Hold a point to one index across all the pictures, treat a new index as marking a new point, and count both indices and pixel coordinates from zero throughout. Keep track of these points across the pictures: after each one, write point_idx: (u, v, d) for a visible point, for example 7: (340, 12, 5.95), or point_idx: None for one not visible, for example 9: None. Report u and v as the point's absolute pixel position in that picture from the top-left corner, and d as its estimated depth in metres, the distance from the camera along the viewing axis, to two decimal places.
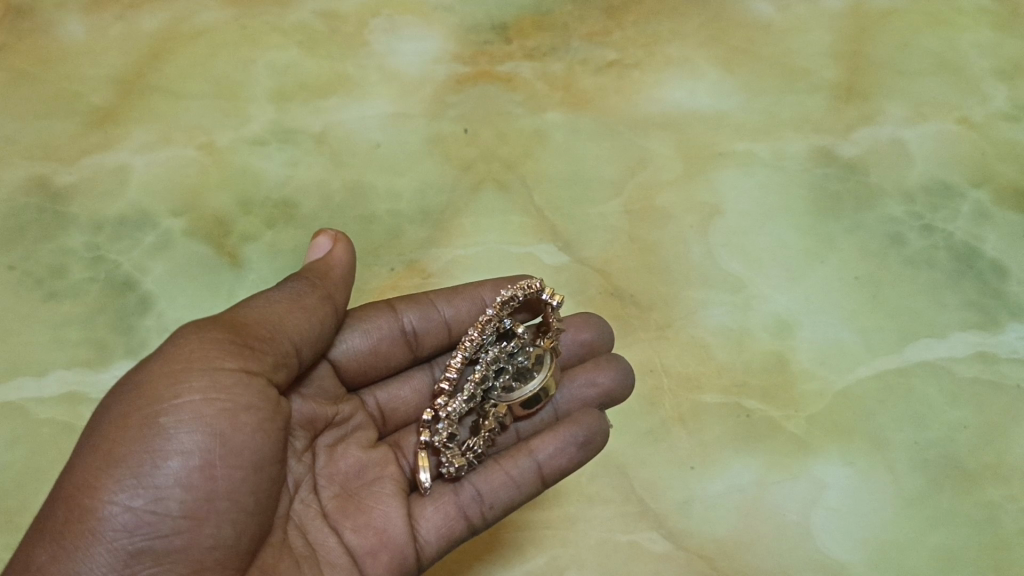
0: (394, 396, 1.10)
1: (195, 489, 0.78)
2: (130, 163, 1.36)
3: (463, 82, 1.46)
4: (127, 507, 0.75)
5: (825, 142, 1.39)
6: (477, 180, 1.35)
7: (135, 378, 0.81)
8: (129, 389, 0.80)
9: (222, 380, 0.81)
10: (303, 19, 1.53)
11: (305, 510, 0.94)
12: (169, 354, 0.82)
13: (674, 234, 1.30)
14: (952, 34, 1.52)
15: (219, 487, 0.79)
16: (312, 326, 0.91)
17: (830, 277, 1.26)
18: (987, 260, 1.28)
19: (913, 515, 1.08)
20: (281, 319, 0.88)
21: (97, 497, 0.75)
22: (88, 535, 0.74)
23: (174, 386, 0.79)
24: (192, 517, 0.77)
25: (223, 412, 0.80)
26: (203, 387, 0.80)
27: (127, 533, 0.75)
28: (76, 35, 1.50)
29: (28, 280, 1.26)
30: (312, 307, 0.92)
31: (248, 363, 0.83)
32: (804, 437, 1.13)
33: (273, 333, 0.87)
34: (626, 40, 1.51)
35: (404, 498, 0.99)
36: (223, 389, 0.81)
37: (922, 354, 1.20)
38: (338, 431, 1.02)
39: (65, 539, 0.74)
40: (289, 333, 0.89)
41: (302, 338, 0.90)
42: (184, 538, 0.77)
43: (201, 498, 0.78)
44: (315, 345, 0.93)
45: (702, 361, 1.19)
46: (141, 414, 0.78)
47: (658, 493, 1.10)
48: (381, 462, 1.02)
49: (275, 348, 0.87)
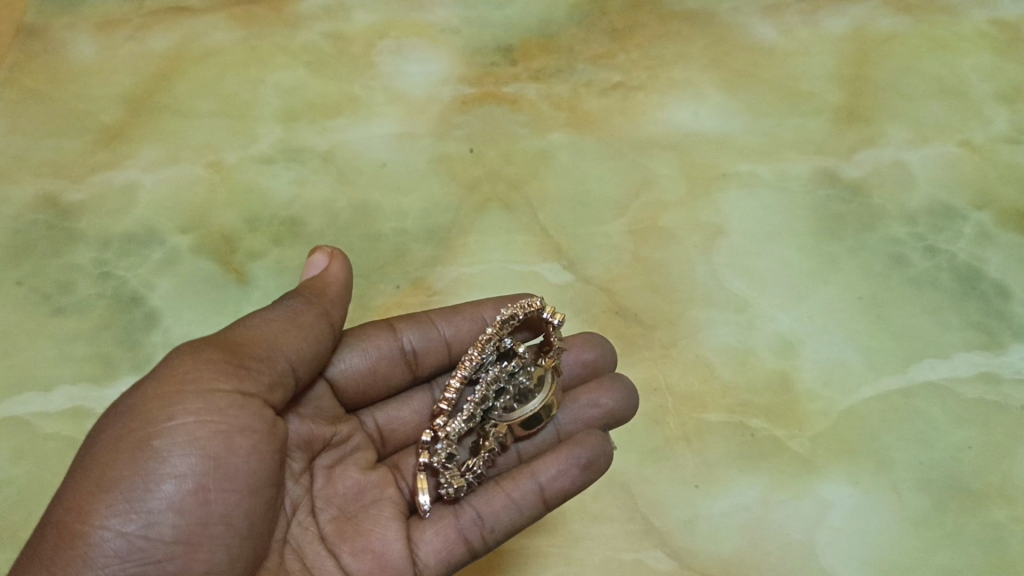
0: (393, 416, 1.10)
1: (188, 513, 0.77)
2: (139, 181, 1.38)
3: (469, 103, 1.47)
4: (119, 532, 0.75)
5: (827, 164, 1.40)
6: (483, 200, 1.36)
7: (128, 401, 0.81)
8: (121, 412, 0.80)
9: (216, 402, 0.81)
10: (311, 40, 1.55)
11: (302, 533, 0.94)
12: (162, 376, 0.81)
13: (678, 253, 1.31)
14: (953, 58, 1.54)
15: (214, 511, 0.79)
16: (309, 345, 0.91)
17: (834, 297, 1.27)
18: (989, 282, 1.29)
19: (918, 535, 1.08)
20: (277, 338, 0.88)
21: (88, 522, 0.75)
22: (78, 561, 0.73)
23: (167, 408, 0.79)
24: (186, 542, 0.77)
25: (219, 435, 0.80)
26: (197, 409, 0.80)
27: (119, 559, 0.75)
28: (87, 55, 1.52)
29: (35, 295, 1.27)
30: (309, 325, 0.92)
31: (243, 384, 0.83)
32: (809, 457, 1.13)
33: (269, 353, 0.87)
34: (629, 63, 1.53)
35: (404, 521, 0.98)
36: (217, 412, 0.81)
37: (926, 374, 1.20)
38: (337, 452, 1.02)
39: (54, 563, 0.73)
40: (286, 352, 0.89)
41: (298, 358, 0.90)
42: (178, 563, 0.77)
43: (194, 522, 0.78)
44: (311, 364, 0.93)
45: (706, 380, 1.19)
46: (133, 438, 0.78)
47: (662, 512, 1.10)
48: (380, 484, 1.02)
49: (271, 368, 0.87)
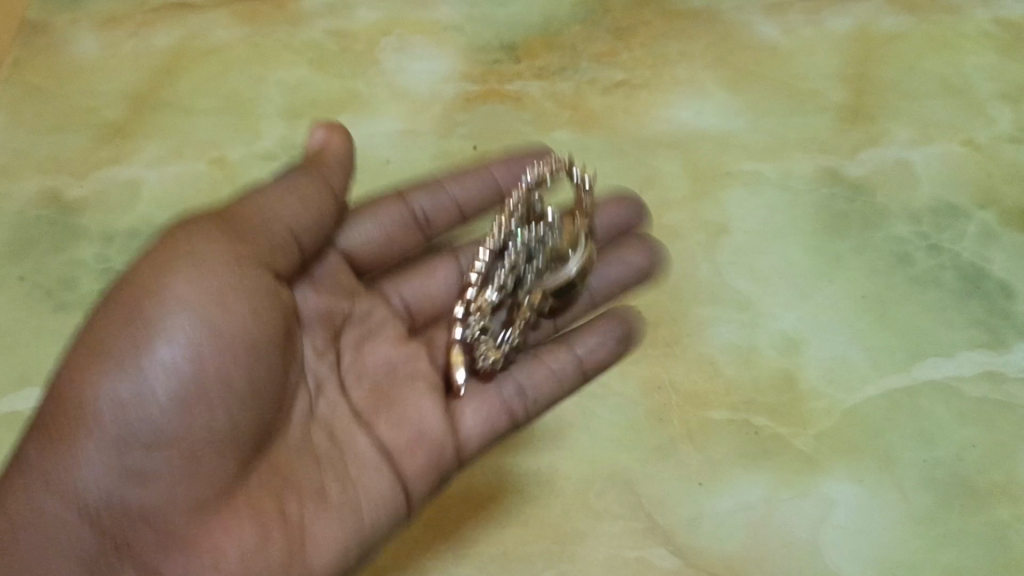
0: (408, 408, 1.13)
1: (175, 401, 0.93)
2: (142, 177, 1.37)
3: (472, 101, 1.47)
4: (121, 390, 0.92)
5: (830, 162, 1.40)
6: (487, 197, 1.36)
7: (126, 277, 0.98)
8: (110, 293, 0.97)
9: (214, 270, 0.98)
10: (314, 37, 1.55)
11: (330, 409, 1.11)
12: (148, 261, 0.98)
13: (681, 252, 1.31)
14: (957, 58, 1.54)
15: (196, 421, 0.94)
16: (304, 212, 1.09)
17: (837, 295, 1.27)
18: (993, 280, 1.29)
19: (922, 533, 1.08)
20: (277, 204, 1.07)
21: (85, 380, 0.92)
22: (78, 421, 0.91)
23: (163, 280, 0.96)
24: (174, 436, 0.92)
25: (211, 297, 0.97)
26: (189, 276, 0.97)
27: (115, 411, 0.91)
28: (89, 51, 1.52)
29: (38, 291, 1.26)
30: (304, 191, 1.10)
31: (247, 255, 1.01)
32: (813, 454, 1.13)
33: (270, 214, 1.06)
34: (633, 61, 1.53)
35: (388, 498, 1.07)
36: (221, 276, 0.98)
37: (930, 372, 1.20)
38: (339, 435, 1.10)
39: (61, 427, 0.91)
40: (285, 214, 1.07)
41: (298, 217, 1.09)
42: (170, 450, 0.92)
43: (187, 411, 0.93)
44: (312, 231, 1.11)
45: (710, 378, 1.19)
46: (126, 312, 0.95)
47: (666, 509, 1.09)
48: (380, 464, 1.09)
49: (272, 225, 1.06)
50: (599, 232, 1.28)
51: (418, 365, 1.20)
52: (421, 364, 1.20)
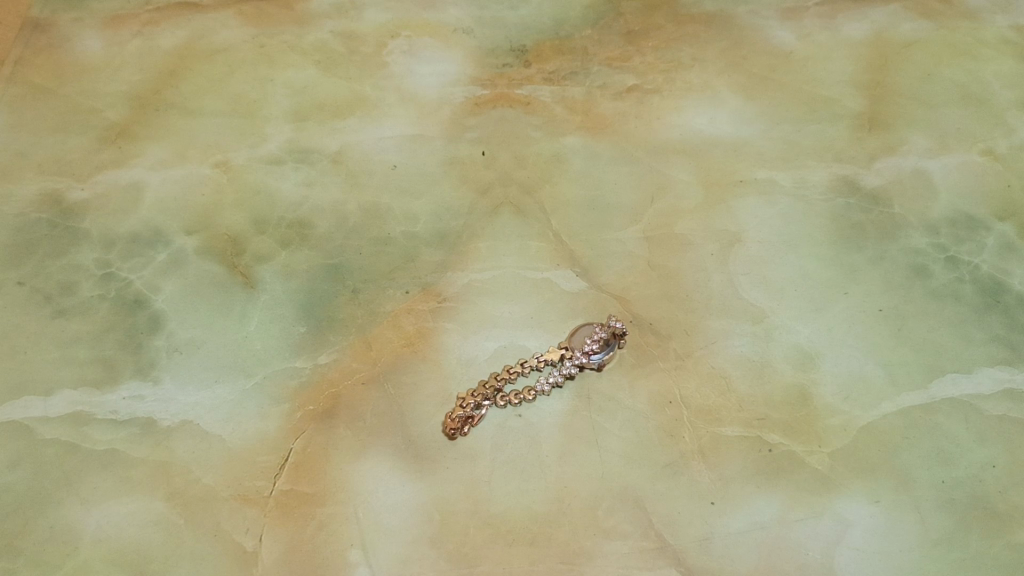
0: (416, 427, 1.13)
1: (19, 298, 1.24)
2: (145, 180, 1.35)
3: (482, 105, 1.44)
4: None
5: (847, 171, 1.37)
6: (495, 204, 1.33)
7: (10, 218, 1.31)
8: (5, 225, 1.30)
9: (17, 187, 1.34)
10: (321, 39, 1.52)
11: None
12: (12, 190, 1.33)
13: (695, 262, 1.27)
14: (977, 65, 1.50)
15: (25, 313, 1.22)
16: (67, 140, 1.39)
17: (854, 309, 1.24)
18: (1013, 295, 1.25)
19: (940, 556, 1.05)
20: (43, 138, 1.39)
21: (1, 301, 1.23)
22: (18, 325, 1.21)
23: (17, 205, 1.32)
24: None
25: (17, 213, 1.31)
26: (24, 198, 1.33)
27: (17, 322, 1.22)
28: (93, 50, 1.50)
29: (37, 296, 1.24)
30: (70, 127, 1.40)
31: (42, 178, 1.35)
32: (829, 473, 1.10)
33: (39, 148, 1.38)
34: (645, 65, 1.50)
35: (378, 511, 1.08)
36: (30, 200, 1.33)
37: (949, 389, 1.17)
38: (338, 445, 1.12)
39: (9, 338, 1.20)
40: (47, 144, 1.38)
41: (56, 145, 1.38)
42: (19, 348, 1.19)
43: (23, 302, 1.23)
44: (66, 153, 1.38)
45: (724, 394, 1.16)
46: (9, 228, 1.29)
47: (678, 530, 1.07)
48: (375, 475, 1.10)
49: (41, 154, 1.37)
50: (607, 248, 1.29)
51: (424, 379, 1.17)
52: (427, 377, 1.17)
